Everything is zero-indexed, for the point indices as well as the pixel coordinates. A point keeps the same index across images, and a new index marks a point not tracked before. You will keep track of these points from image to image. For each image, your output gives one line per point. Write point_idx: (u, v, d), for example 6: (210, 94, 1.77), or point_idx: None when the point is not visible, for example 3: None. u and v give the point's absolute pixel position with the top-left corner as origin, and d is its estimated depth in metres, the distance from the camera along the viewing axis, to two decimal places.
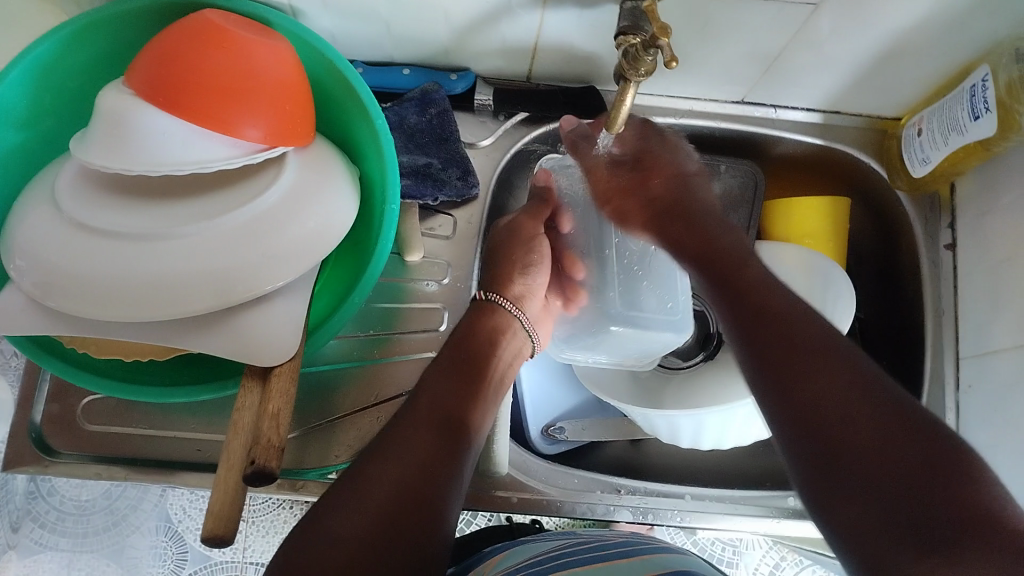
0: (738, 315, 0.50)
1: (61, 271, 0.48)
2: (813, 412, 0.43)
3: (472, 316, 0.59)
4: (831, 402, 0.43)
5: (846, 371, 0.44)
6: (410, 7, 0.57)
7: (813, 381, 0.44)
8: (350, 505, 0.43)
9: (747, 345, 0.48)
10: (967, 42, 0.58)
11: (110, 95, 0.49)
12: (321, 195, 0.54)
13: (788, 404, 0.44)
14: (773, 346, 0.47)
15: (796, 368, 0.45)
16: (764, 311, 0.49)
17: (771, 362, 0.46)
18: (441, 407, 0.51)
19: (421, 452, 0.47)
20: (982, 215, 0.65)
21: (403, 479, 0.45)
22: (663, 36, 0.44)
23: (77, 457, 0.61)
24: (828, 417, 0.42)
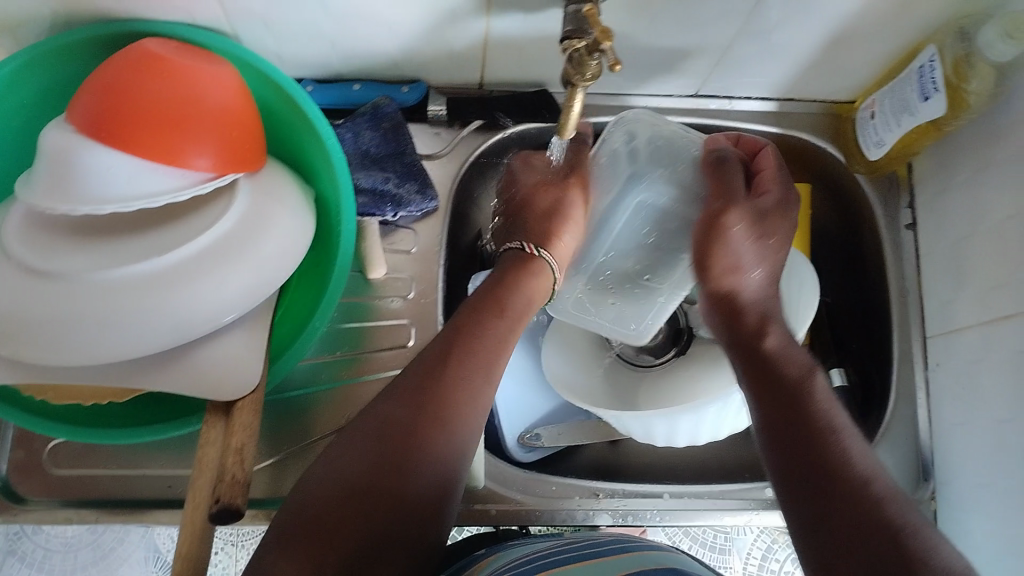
0: (771, 393, 0.49)
1: (11, 317, 0.47)
2: (809, 473, 0.44)
3: (499, 277, 0.57)
4: (824, 443, 0.45)
5: (850, 441, 0.45)
6: (354, 25, 0.57)
7: (816, 445, 0.45)
8: (341, 463, 0.44)
9: (773, 420, 0.48)
10: (912, 23, 0.58)
11: (50, 133, 0.48)
12: (273, 220, 0.53)
13: (791, 462, 0.45)
14: (783, 408, 0.48)
15: (804, 431, 0.46)
16: (775, 377, 0.50)
17: (778, 426, 0.47)
18: (443, 360, 0.49)
19: (414, 413, 0.46)
20: (939, 194, 0.65)
21: (387, 437, 0.45)
22: (607, 40, 0.45)
23: (45, 502, 0.60)
24: (824, 466, 0.44)
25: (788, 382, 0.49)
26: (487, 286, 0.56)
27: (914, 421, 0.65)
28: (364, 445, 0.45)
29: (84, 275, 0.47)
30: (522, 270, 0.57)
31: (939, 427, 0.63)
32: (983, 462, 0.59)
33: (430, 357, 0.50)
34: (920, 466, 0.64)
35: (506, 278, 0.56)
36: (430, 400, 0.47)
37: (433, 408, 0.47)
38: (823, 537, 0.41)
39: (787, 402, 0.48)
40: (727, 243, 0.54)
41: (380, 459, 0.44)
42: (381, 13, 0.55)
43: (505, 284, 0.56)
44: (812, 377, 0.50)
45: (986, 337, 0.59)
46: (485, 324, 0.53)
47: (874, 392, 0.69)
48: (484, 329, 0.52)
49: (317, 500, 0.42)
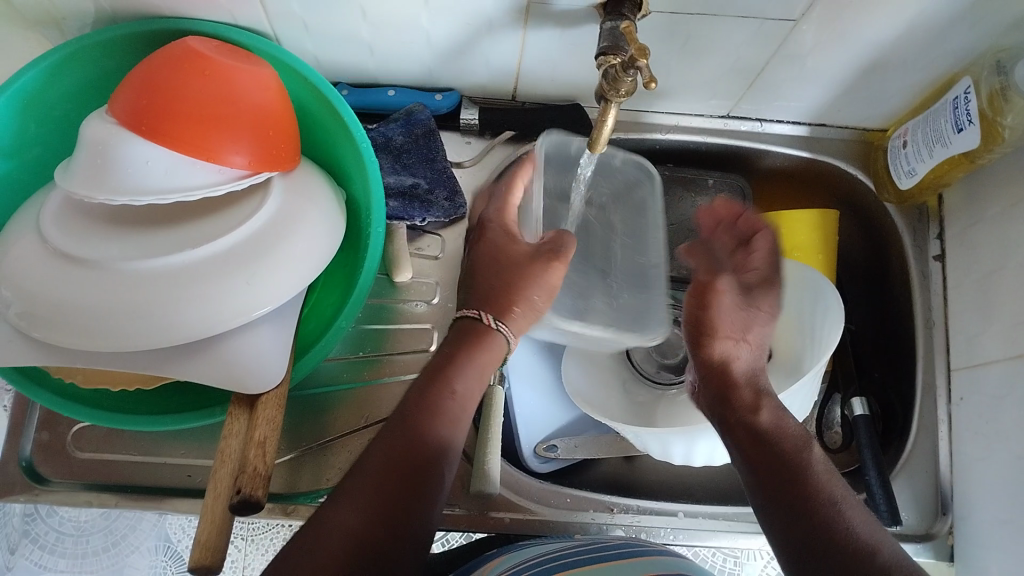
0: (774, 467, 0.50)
1: (45, 301, 0.48)
2: (816, 549, 0.44)
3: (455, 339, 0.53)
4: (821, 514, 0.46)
5: (851, 513, 0.46)
6: (392, 31, 0.57)
7: (818, 519, 0.46)
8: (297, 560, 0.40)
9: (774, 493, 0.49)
10: (949, 54, 0.58)
11: (92, 124, 0.49)
12: (306, 220, 0.54)
13: (796, 540, 0.46)
14: (788, 484, 0.49)
15: (803, 508, 0.47)
16: (760, 453, 0.51)
17: (777, 501, 0.48)
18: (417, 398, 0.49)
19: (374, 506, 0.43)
20: (969, 226, 0.65)
21: (363, 528, 0.42)
22: (643, 58, 0.46)
23: (68, 484, 0.61)
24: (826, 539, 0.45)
25: (785, 457, 0.50)
26: (428, 375, 0.51)
27: (934, 453, 0.65)
28: (337, 536, 0.41)
29: (120, 263, 0.49)
30: (468, 337, 0.53)
31: (959, 462, 0.63)
32: (1001, 500, 0.58)
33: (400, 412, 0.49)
34: (938, 499, 0.64)
35: (446, 362, 0.51)
36: (399, 475, 0.45)
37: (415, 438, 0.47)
38: None
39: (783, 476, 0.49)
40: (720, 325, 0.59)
41: (358, 544, 0.41)
42: (419, 20, 0.56)
43: (449, 365, 0.51)
44: (807, 448, 0.51)
45: (1009, 372, 0.58)
46: (427, 405, 0.49)
47: (896, 422, 0.69)
48: (433, 412, 0.48)
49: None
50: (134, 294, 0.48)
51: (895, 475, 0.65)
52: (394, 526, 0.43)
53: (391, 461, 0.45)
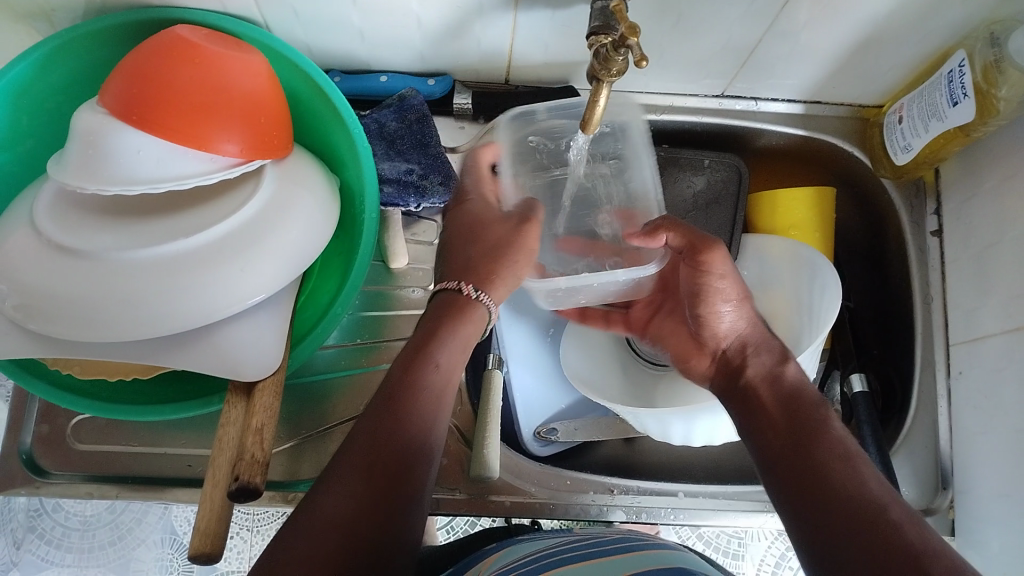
0: (782, 424, 0.51)
1: (40, 292, 0.48)
2: (814, 501, 0.46)
3: (429, 322, 0.53)
4: (822, 469, 0.47)
5: (859, 465, 0.47)
6: (383, 16, 0.57)
7: (820, 475, 0.46)
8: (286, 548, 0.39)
9: (781, 445, 0.50)
10: (943, 27, 0.57)
11: (84, 115, 0.49)
12: (298, 206, 0.54)
13: (795, 492, 0.47)
14: (794, 438, 0.50)
15: (809, 465, 0.48)
16: (769, 410, 0.53)
17: (782, 458, 0.49)
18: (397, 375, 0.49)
19: (361, 491, 0.42)
20: (966, 201, 0.65)
21: (351, 513, 0.41)
22: (632, 36, 0.45)
23: (68, 476, 0.61)
24: (826, 496, 0.45)
25: (798, 415, 0.51)
26: (408, 352, 0.50)
27: (935, 428, 0.65)
28: (329, 522, 0.40)
29: (115, 254, 0.49)
30: (449, 314, 0.54)
31: (959, 437, 0.63)
32: (1001, 475, 0.58)
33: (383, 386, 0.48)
34: (939, 475, 0.64)
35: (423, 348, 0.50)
36: (385, 453, 0.44)
37: (395, 412, 0.46)
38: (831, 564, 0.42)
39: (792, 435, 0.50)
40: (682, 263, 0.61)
41: (348, 528, 0.40)
42: (409, 3, 0.55)
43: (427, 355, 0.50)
44: (823, 411, 0.52)
45: (1009, 345, 0.58)
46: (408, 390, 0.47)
47: (895, 399, 0.69)
48: (417, 391, 0.48)
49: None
50: (128, 285, 0.48)
51: (894, 453, 0.65)
52: (387, 512, 0.42)
53: (378, 448, 0.44)
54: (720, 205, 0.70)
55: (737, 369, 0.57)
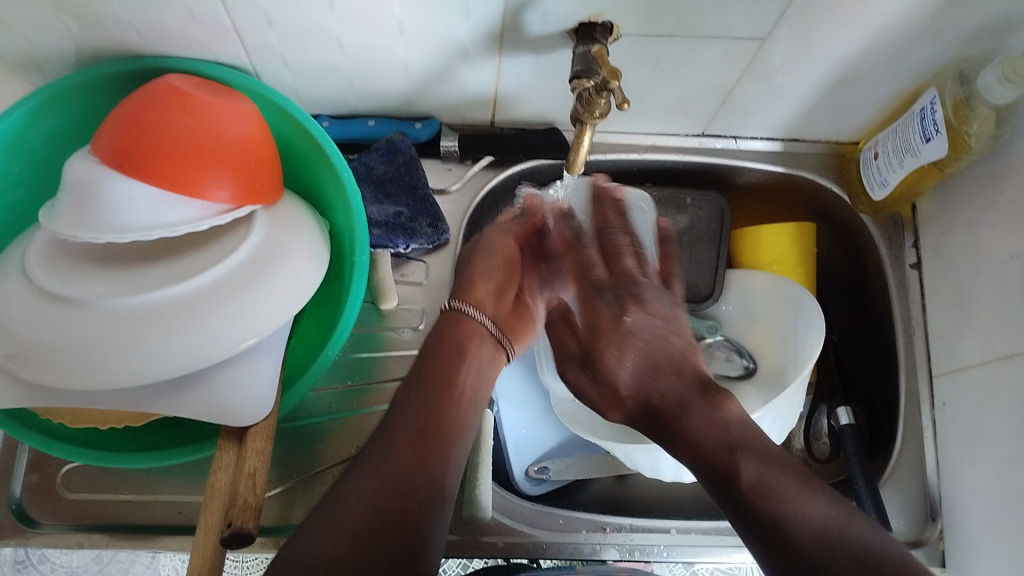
0: (694, 452, 0.44)
1: (32, 341, 0.48)
2: (774, 548, 0.40)
3: (439, 326, 0.59)
4: (761, 491, 0.41)
5: (785, 488, 0.41)
6: (370, 64, 0.59)
7: (772, 513, 0.40)
8: (312, 539, 0.43)
9: (716, 485, 0.43)
10: (914, 66, 0.59)
11: (76, 164, 0.50)
12: (290, 249, 0.55)
13: (754, 533, 0.41)
14: (723, 476, 0.43)
15: (765, 517, 0.40)
16: (706, 465, 0.44)
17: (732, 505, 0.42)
18: (424, 393, 0.53)
19: (386, 476, 0.47)
20: (942, 235, 0.66)
21: (378, 499, 0.45)
22: (614, 80, 0.48)
23: (57, 526, 0.60)
24: (766, 530, 0.40)
25: (722, 448, 0.43)
26: (421, 365, 0.55)
27: (921, 458, 0.65)
28: (358, 508, 0.45)
29: (107, 301, 0.49)
30: (451, 322, 0.59)
31: (946, 466, 0.64)
32: (987, 504, 0.59)
33: (409, 400, 0.52)
34: (928, 505, 0.64)
35: (447, 353, 0.56)
36: (408, 459, 0.48)
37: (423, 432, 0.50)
38: None
39: (742, 488, 0.42)
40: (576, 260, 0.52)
41: (378, 510, 0.45)
42: (395, 50, 0.57)
43: (452, 363, 0.56)
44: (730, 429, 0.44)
45: (991, 374, 0.59)
46: (426, 390, 0.53)
47: (882, 430, 0.70)
48: (443, 409, 0.52)
49: (324, 563, 0.42)
50: (119, 333, 0.48)
51: (884, 483, 0.65)
52: (418, 498, 0.47)
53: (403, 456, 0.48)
54: (705, 240, 0.71)
55: (675, 413, 0.46)
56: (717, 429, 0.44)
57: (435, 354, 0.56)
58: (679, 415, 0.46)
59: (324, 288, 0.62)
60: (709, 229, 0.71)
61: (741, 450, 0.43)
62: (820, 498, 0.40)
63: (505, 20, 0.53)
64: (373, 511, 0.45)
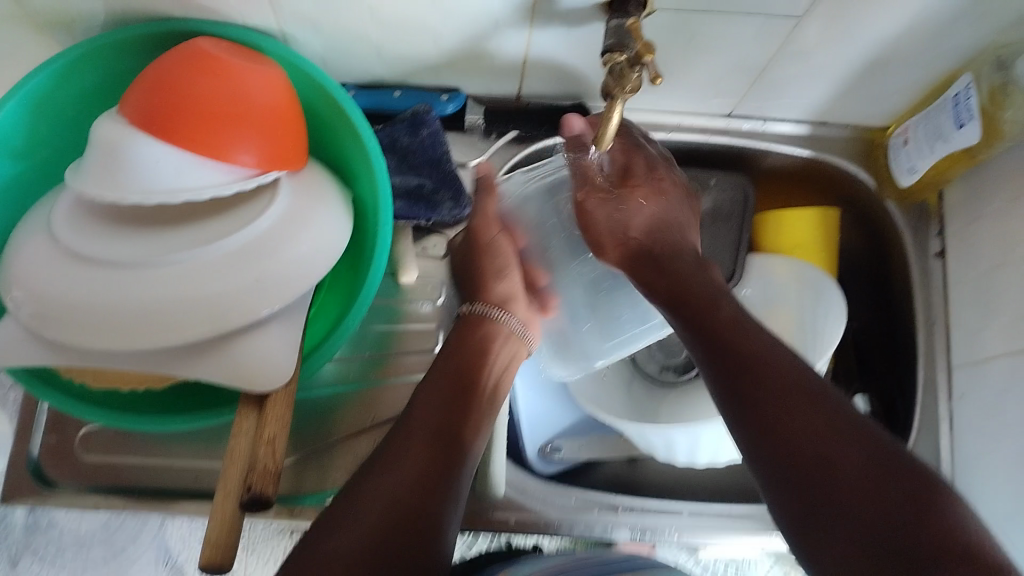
0: (669, 303, 0.55)
1: (56, 302, 0.48)
2: (747, 389, 0.46)
3: (458, 329, 0.61)
4: (752, 352, 0.48)
5: (761, 347, 0.48)
6: (400, 32, 0.58)
7: (748, 364, 0.47)
8: (332, 535, 0.43)
9: (704, 355, 0.50)
10: (950, 51, 0.58)
11: (104, 124, 0.49)
12: (316, 217, 0.55)
13: (727, 384, 0.48)
14: (711, 342, 0.50)
15: (742, 369, 0.47)
16: (697, 318, 0.52)
17: (719, 364, 0.49)
18: (448, 391, 0.55)
19: (405, 475, 0.47)
20: (969, 224, 0.66)
21: (396, 496, 0.46)
22: (647, 53, 0.46)
23: (74, 487, 0.61)
24: (743, 378, 0.47)
25: (696, 304, 0.54)
26: (443, 361, 0.57)
27: (937, 450, 0.65)
28: (372, 510, 0.44)
29: (131, 263, 0.49)
30: (470, 325, 0.61)
31: (963, 458, 0.63)
32: (1002, 497, 0.59)
33: (427, 400, 0.54)
34: None
35: (470, 361, 0.57)
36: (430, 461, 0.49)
37: (443, 435, 0.51)
38: (768, 441, 0.44)
39: (724, 353, 0.49)
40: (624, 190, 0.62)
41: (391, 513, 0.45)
42: (426, 18, 0.56)
43: (475, 368, 0.57)
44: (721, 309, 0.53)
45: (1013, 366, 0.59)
46: (444, 388, 0.55)
47: (897, 418, 0.70)
48: (465, 411, 0.54)
49: (338, 556, 0.41)
50: (143, 294, 0.49)
51: None
52: (430, 506, 0.46)
53: (423, 461, 0.49)
54: (728, 222, 0.71)
55: (665, 258, 0.59)
56: (702, 291, 0.55)
57: (451, 355, 0.58)
58: (668, 269, 0.58)
59: (347, 259, 0.62)
60: (733, 209, 0.71)
61: (727, 321, 0.51)
62: (792, 362, 0.47)
63: None
64: (389, 504, 0.45)
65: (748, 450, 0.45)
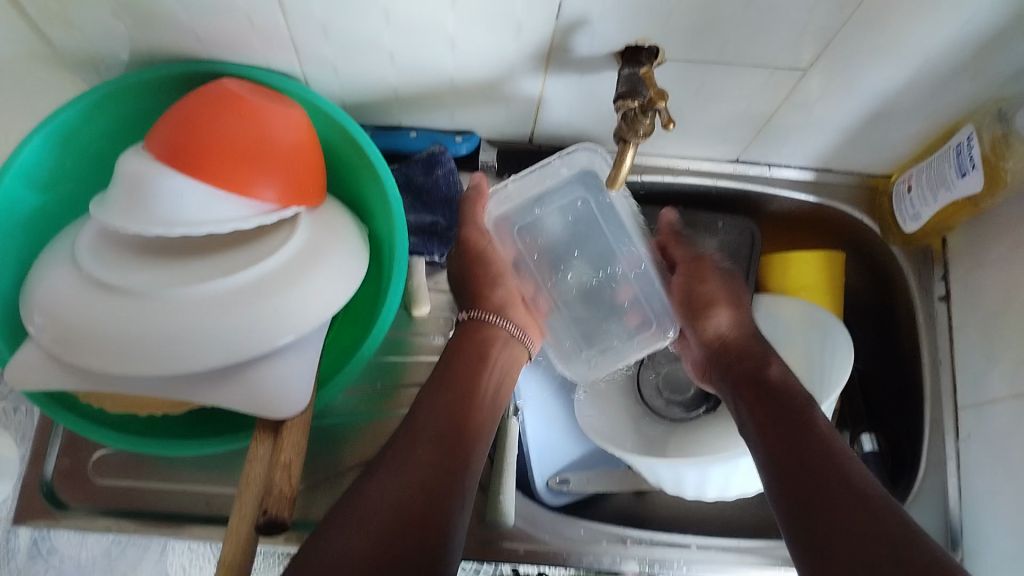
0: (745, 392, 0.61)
1: (78, 328, 0.49)
2: (801, 467, 0.52)
3: (457, 333, 0.64)
4: (808, 440, 0.53)
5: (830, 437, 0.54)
6: (417, 76, 0.60)
7: (805, 448, 0.53)
8: (340, 531, 0.46)
9: (766, 436, 0.56)
10: (952, 102, 0.60)
11: (131, 159, 0.51)
12: (331, 251, 0.56)
13: (783, 464, 0.53)
14: (776, 424, 0.56)
15: (801, 451, 0.53)
16: (773, 402, 0.58)
17: (778, 445, 0.54)
18: (449, 397, 0.58)
19: (411, 479, 0.50)
20: (973, 269, 0.67)
21: (400, 499, 0.49)
22: (661, 100, 0.49)
23: (86, 510, 0.62)
24: (797, 460, 0.52)
25: (771, 392, 0.59)
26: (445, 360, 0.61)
27: (944, 491, 0.65)
28: (384, 504, 0.48)
29: (152, 291, 0.50)
30: (471, 331, 0.64)
31: (972, 497, 0.63)
32: (1010, 536, 0.59)
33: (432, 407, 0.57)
34: (949, 535, 0.64)
35: (468, 363, 0.61)
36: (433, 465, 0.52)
37: (448, 447, 0.54)
38: (811, 516, 0.49)
39: (785, 435, 0.55)
40: (714, 288, 0.68)
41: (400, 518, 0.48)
42: (445, 64, 0.58)
43: (472, 375, 0.60)
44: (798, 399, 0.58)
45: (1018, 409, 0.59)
46: (446, 399, 0.58)
47: (905, 459, 0.70)
48: (467, 416, 0.58)
49: (344, 549, 0.45)
50: (162, 322, 0.50)
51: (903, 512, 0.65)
52: (433, 515, 0.49)
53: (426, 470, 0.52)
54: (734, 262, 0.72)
55: (757, 360, 0.63)
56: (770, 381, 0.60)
57: (455, 357, 0.61)
58: (748, 365, 0.63)
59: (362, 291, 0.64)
60: (740, 248, 0.73)
61: (791, 410, 0.56)
62: (840, 452, 0.52)
63: (553, 39, 0.54)
64: (396, 505, 0.48)
65: (790, 537, 0.50)
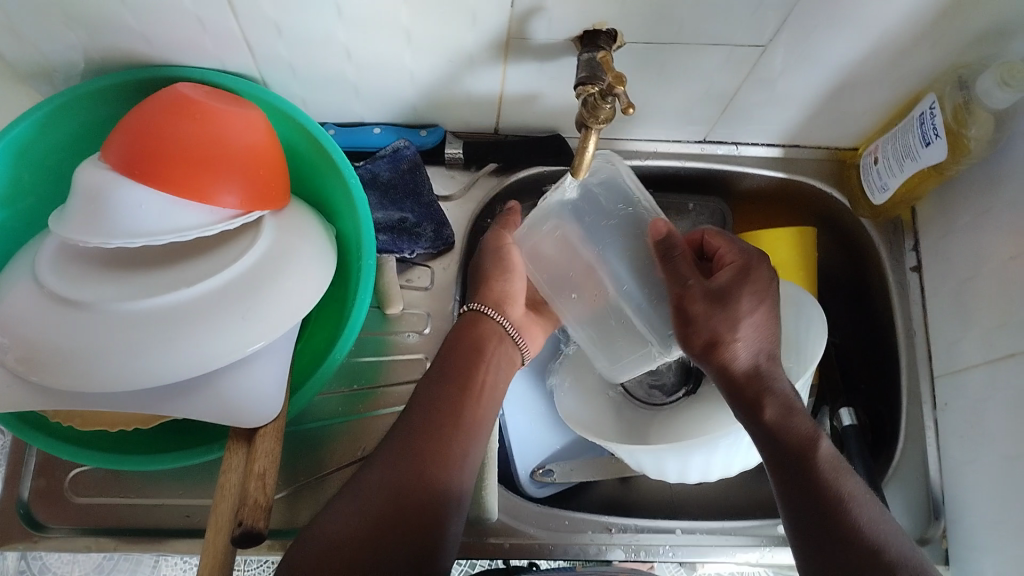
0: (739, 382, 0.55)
1: (43, 346, 0.48)
2: (808, 484, 0.50)
3: (457, 328, 0.61)
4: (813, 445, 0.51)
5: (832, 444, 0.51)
6: (376, 72, 0.59)
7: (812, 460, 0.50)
8: (335, 523, 0.48)
9: (767, 430, 0.52)
10: (913, 72, 0.60)
11: (88, 170, 0.50)
12: (297, 252, 0.55)
13: (788, 472, 0.51)
14: (779, 422, 0.52)
15: (807, 465, 0.50)
16: (771, 394, 0.53)
17: (783, 447, 0.51)
18: (444, 386, 0.56)
19: (406, 475, 0.51)
20: (942, 238, 0.67)
21: (398, 491, 0.50)
22: (619, 85, 0.49)
23: (65, 530, 0.61)
24: (803, 470, 0.50)
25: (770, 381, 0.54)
26: (444, 353, 0.60)
27: (923, 460, 0.66)
28: (379, 499, 0.49)
29: (116, 305, 0.49)
30: (470, 325, 0.61)
31: (949, 466, 0.64)
32: (988, 502, 0.60)
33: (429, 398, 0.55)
34: (930, 504, 0.64)
35: (468, 355, 0.59)
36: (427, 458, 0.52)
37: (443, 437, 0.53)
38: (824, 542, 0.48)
39: (792, 441, 0.51)
40: (703, 310, 0.54)
41: (377, 529, 0.48)
42: (403, 58, 0.57)
43: (467, 369, 0.58)
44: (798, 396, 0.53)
45: (992, 375, 0.60)
46: (442, 389, 0.56)
47: (884, 432, 0.70)
48: (457, 409, 0.55)
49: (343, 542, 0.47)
50: (126, 335, 0.48)
51: (886, 483, 0.65)
52: (429, 509, 0.50)
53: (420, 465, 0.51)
54: None
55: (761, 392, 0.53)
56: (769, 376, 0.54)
57: (450, 355, 0.59)
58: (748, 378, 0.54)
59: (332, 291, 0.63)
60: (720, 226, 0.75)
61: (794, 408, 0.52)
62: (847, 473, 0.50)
63: (510, 27, 0.53)
64: (391, 498, 0.49)
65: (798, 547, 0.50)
